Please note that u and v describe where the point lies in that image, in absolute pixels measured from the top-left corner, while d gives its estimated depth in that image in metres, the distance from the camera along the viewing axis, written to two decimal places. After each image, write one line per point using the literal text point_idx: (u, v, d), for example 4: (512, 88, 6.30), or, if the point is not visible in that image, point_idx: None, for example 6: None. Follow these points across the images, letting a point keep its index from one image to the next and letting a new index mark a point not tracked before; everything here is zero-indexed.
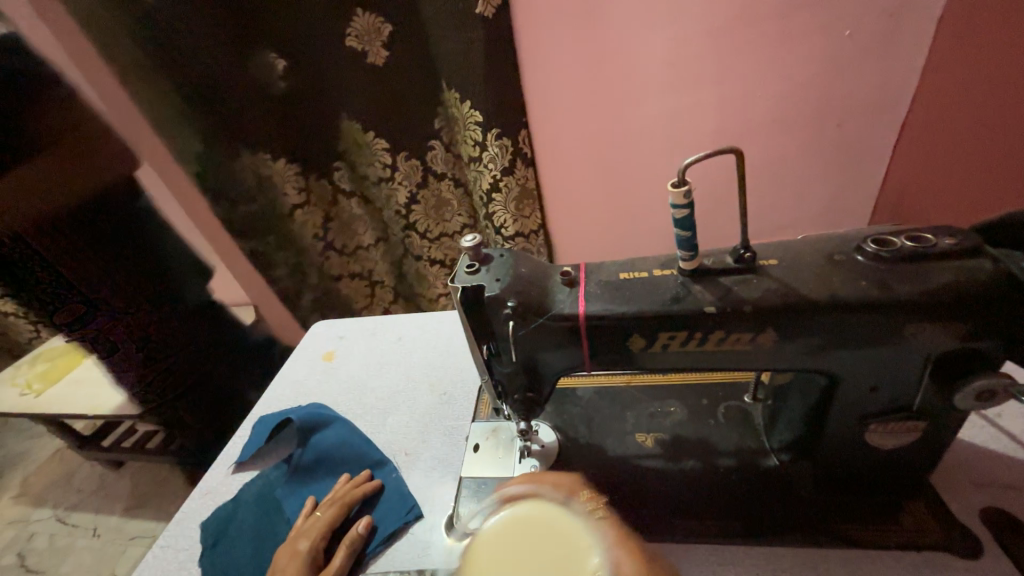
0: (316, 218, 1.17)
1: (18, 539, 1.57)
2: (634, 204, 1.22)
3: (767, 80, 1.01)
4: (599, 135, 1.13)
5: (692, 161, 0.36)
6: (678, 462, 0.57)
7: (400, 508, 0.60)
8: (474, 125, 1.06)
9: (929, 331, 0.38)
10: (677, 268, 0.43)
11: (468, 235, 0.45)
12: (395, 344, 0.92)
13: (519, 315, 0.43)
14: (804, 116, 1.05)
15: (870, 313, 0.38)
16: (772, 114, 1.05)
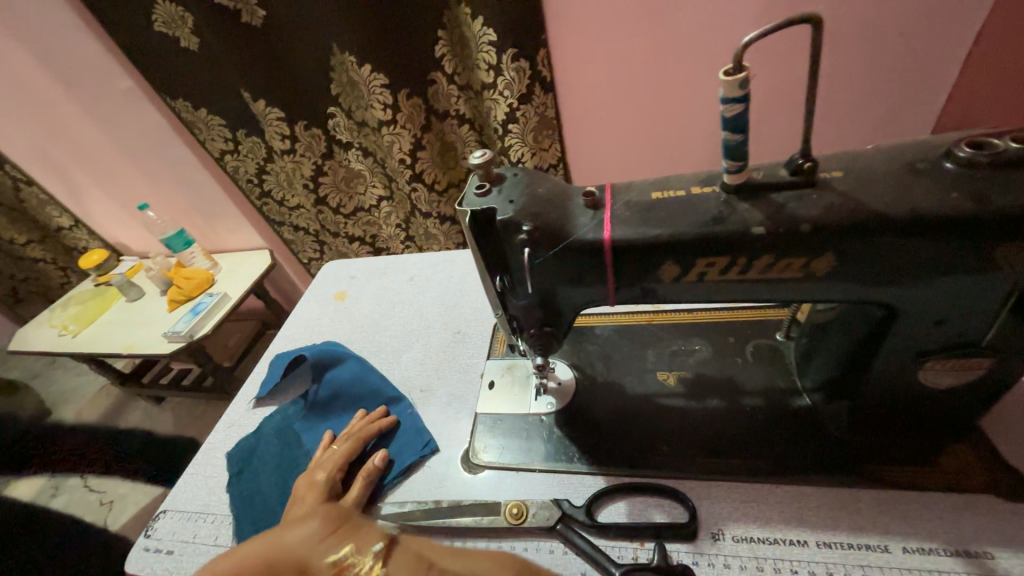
0: (304, 168, 1.19)
1: (80, 463, 1.87)
2: (660, 133, 1.14)
3: None
4: (627, 53, 1.01)
5: (749, 42, 0.30)
6: (702, 401, 0.55)
7: (417, 443, 0.60)
8: (488, 46, 0.95)
9: (1019, 254, 0.33)
10: (719, 184, 0.37)
11: (477, 151, 0.40)
12: (406, 284, 0.89)
13: (537, 241, 0.38)
14: (866, 22, 0.89)
15: (950, 230, 0.33)
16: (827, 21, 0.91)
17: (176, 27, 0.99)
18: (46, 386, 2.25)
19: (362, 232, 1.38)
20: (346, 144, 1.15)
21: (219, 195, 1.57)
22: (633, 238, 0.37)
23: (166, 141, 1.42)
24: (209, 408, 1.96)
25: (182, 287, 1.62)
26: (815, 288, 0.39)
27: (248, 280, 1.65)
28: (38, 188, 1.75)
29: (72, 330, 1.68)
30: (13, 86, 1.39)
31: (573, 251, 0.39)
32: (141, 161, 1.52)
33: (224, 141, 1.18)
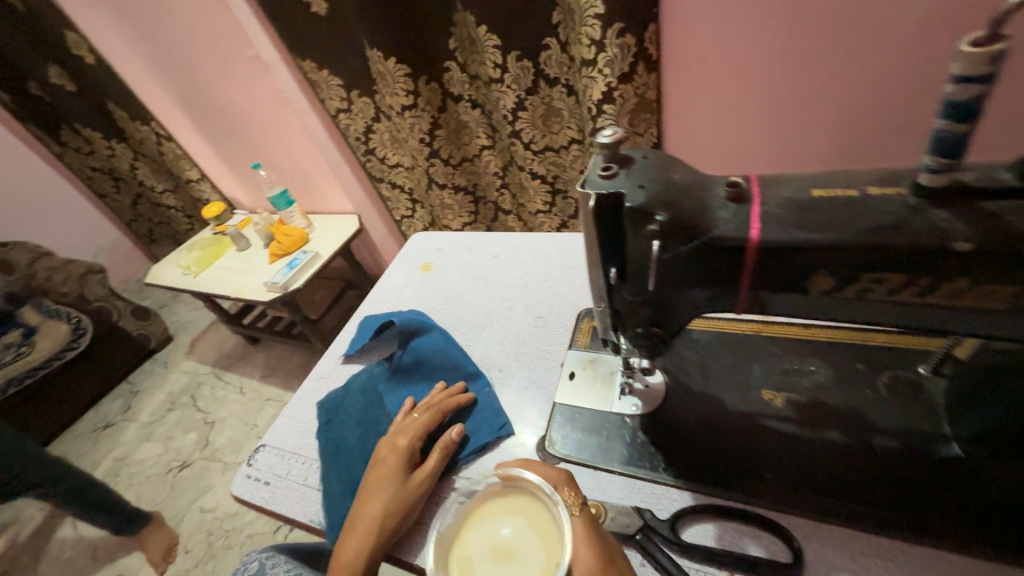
0: (422, 123, 1.34)
1: (192, 385, 2.20)
2: (776, 129, 1.01)
3: None
4: (755, 32, 0.89)
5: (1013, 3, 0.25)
6: (817, 431, 0.48)
7: (492, 423, 0.60)
8: (593, 19, 0.90)
9: None
10: (906, 185, 0.31)
11: (608, 129, 0.36)
12: (491, 262, 0.89)
13: (668, 234, 0.34)
14: None
15: None
16: None
17: None
18: (170, 316, 2.65)
19: (467, 181, 1.55)
20: (457, 97, 1.34)
21: (318, 160, 1.69)
22: (786, 243, 0.32)
23: (277, 107, 1.55)
24: (295, 353, 2.18)
25: (282, 242, 1.78)
26: (1015, 318, 0.32)
27: (338, 240, 1.77)
28: (175, 144, 2.05)
29: (193, 271, 1.94)
30: (165, 52, 1.59)
31: (702, 249, 0.34)
32: (256, 124, 1.67)
33: (340, 101, 1.37)
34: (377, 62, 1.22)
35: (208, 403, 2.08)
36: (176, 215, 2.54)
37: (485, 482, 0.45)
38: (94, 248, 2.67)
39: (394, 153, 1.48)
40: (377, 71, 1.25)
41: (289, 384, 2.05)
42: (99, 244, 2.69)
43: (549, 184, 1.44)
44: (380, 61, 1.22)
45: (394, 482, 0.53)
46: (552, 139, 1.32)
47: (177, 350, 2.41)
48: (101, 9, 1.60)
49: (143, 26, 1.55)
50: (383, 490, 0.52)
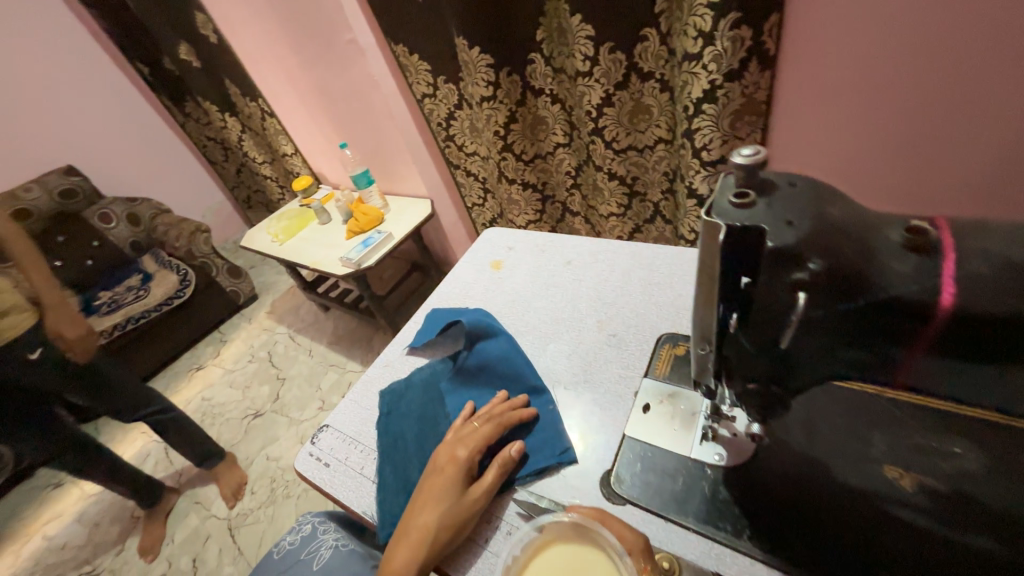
0: (500, 115, 1.32)
1: (269, 341, 2.40)
2: (916, 151, 0.86)
3: None
4: (906, 29, 0.75)
5: None
6: (961, 531, 0.39)
7: (553, 447, 0.56)
8: (703, 11, 0.83)
9: None
10: None
11: (748, 146, 0.30)
12: (564, 268, 0.84)
13: (818, 285, 0.27)
14: None
15: None
16: None
17: None
18: (257, 276, 2.91)
19: (536, 178, 1.51)
20: (539, 91, 1.29)
21: (399, 144, 1.73)
22: (995, 315, 0.25)
23: (366, 91, 1.60)
24: (360, 325, 2.30)
25: (359, 220, 1.86)
26: None
27: (410, 223, 1.82)
28: (276, 120, 2.21)
29: (279, 239, 2.09)
30: (275, 34, 1.70)
31: (860, 304, 0.28)
32: (347, 105, 1.75)
33: (426, 85, 1.38)
34: (462, 51, 1.21)
35: (281, 360, 2.27)
36: (270, 185, 2.75)
37: (556, 520, 0.44)
38: (202, 208, 2.98)
39: (473, 142, 1.47)
40: (463, 60, 1.24)
41: (353, 354, 2.16)
42: (206, 205, 3.01)
43: (627, 186, 1.36)
44: (466, 51, 1.20)
45: (449, 495, 0.51)
46: (638, 137, 1.23)
47: (260, 309, 2.64)
48: None
49: (258, 8, 1.66)
50: (438, 501, 0.51)
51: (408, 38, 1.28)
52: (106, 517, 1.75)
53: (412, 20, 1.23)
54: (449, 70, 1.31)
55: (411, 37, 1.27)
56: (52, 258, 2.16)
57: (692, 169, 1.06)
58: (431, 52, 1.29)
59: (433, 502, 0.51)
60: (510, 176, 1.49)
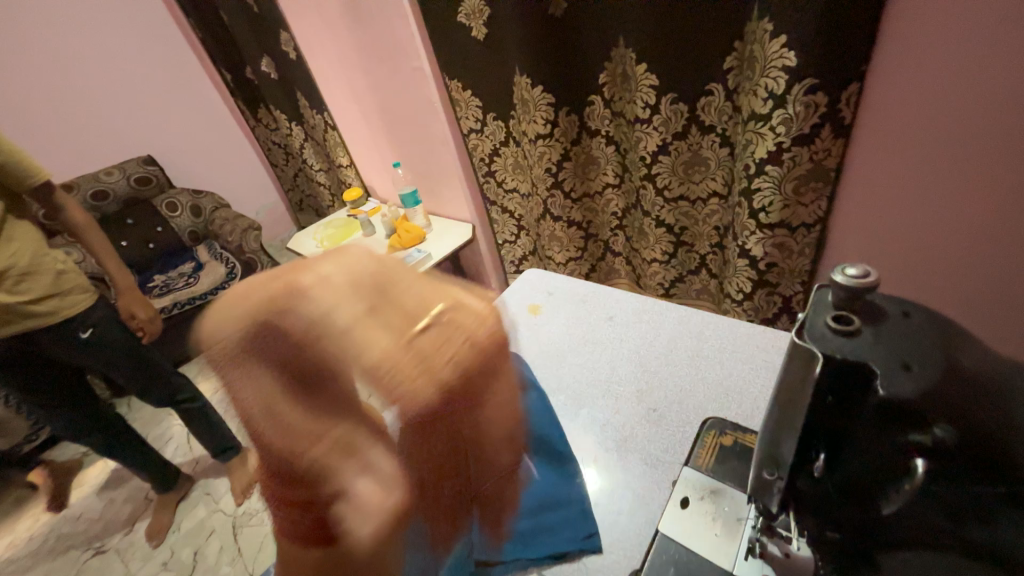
0: (553, 152, 1.33)
1: None
2: (990, 233, 0.83)
3: None
4: (997, 113, 0.72)
5: None
6: None
7: (577, 529, 0.52)
8: (777, 73, 0.80)
9: None
10: None
11: (853, 266, 0.27)
12: (604, 323, 0.81)
13: (938, 454, 0.26)
14: None
15: None
16: None
17: (475, 18, 1.20)
18: None
19: (581, 217, 1.50)
20: (594, 132, 1.29)
21: (448, 167, 1.76)
22: None
23: (424, 115, 1.66)
24: None
25: (401, 237, 1.89)
26: None
27: (450, 245, 1.84)
28: (337, 133, 2.32)
29: (324, 246, 2.16)
30: (348, 57, 1.81)
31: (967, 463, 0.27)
32: (404, 127, 1.81)
33: (474, 121, 1.46)
34: (522, 89, 1.24)
35: None
36: (322, 192, 2.89)
37: None
38: (258, 206, 3.15)
39: (513, 178, 1.52)
40: (522, 96, 1.26)
41: None
42: (262, 204, 3.17)
43: (674, 236, 1.32)
44: (526, 89, 1.23)
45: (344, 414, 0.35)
46: (692, 189, 1.19)
47: None
48: (307, 14, 1.87)
49: (336, 31, 1.76)
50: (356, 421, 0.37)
51: (471, 72, 1.33)
52: (122, 494, 1.79)
53: (477, 58, 1.29)
54: (506, 106, 1.34)
55: (474, 73, 1.32)
56: (118, 239, 2.31)
57: (747, 229, 1.00)
58: (491, 86, 1.32)
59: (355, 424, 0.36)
60: (553, 214, 1.48)
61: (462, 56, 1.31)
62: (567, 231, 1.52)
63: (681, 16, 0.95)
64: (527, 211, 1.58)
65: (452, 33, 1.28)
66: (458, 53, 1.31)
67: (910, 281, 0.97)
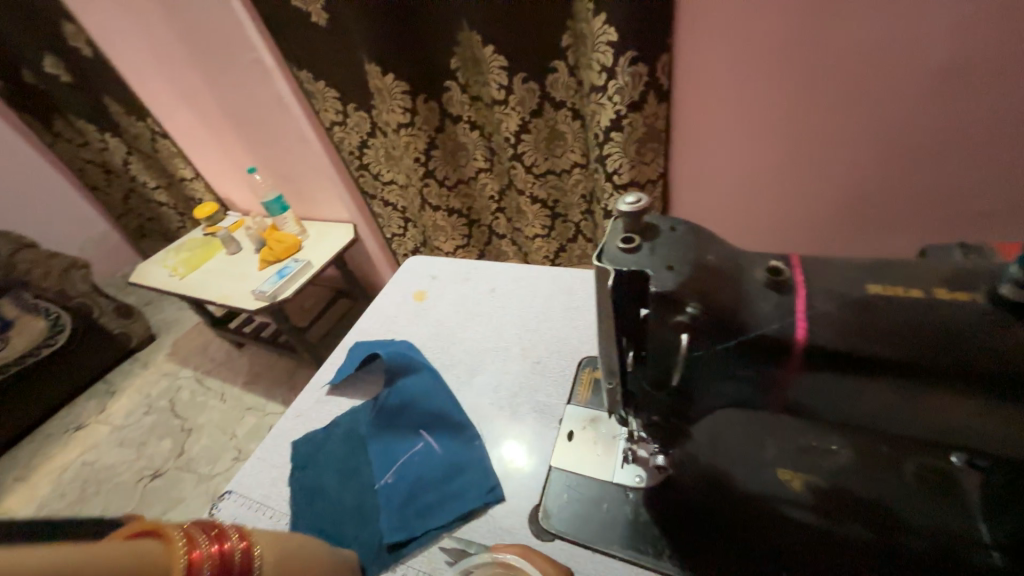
0: (419, 141, 1.31)
1: (170, 388, 2.13)
2: (780, 173, 1.03)
3: None
4: (768, 73, 0.89)
5: None
6: (837, 522, 0.44)
7: (481, 485, 0.56)
8: (605, 46, 0.88)
9: None
10: (976, 293, 0.27)
11: (630, 195, 0.32)
12: (488, 296, 0.84)
13: (701, 330, 0.29)
14: None
15: None
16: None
17: (310, 2, 1.11)
18: (154, 314, 2.59)
19: (461, 204, 1.52)
20: (456, 117, 1.30)
21: (313, 167, 1.64)
22: (839, 350, 0.28)
23: (273, 113, 1.51)
24: (280, 361, 2.12)
25: (273, 248, 1.72)
26: None
27: (331, 250, 1.72)
28: (169, 141, 2.05)
29: (179, 273, 1.87)
30: (166, 52, 1.56)
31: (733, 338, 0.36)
32: (252, 127, 1.63)
33: (335, 113, 1.36)
34: (374, 77, 1.19)
35: (186, 409, 2.01)
36: (167, 212, 2.55)
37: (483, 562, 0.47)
38: (81, 241, 2.59)
39: (386, 171, 1.47)
40: (375, 86, 1.22)
41: (273, 393, 1.99)
42: (86, 237, 2.62)
43: (549, 210, 1.40)
44: (378, 77, 1.18)
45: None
46: (555, 162, 1.28)
47: (158, 351, 2.33)
48: (100, 1, 1.56)
49: (143, 20, 1.50)
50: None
51: (317, 62, 1.24)
52: None
53: (320, 47, 1.20)
54: (363, 96, 1.28)
55: (321, 63, 1.24)
56: None
57: (605, 191, 1.10)
58: (343, 76, 1.25)
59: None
60: (432, 203, 1.47)
61: (302, 45, 1.22)
62: (450, 217, 1.53)
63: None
64: (407, 204, 1.55)
65: (287, 20, 1.18)
66: (298, 42, 1.21)
67: (735, 223, 1.15)
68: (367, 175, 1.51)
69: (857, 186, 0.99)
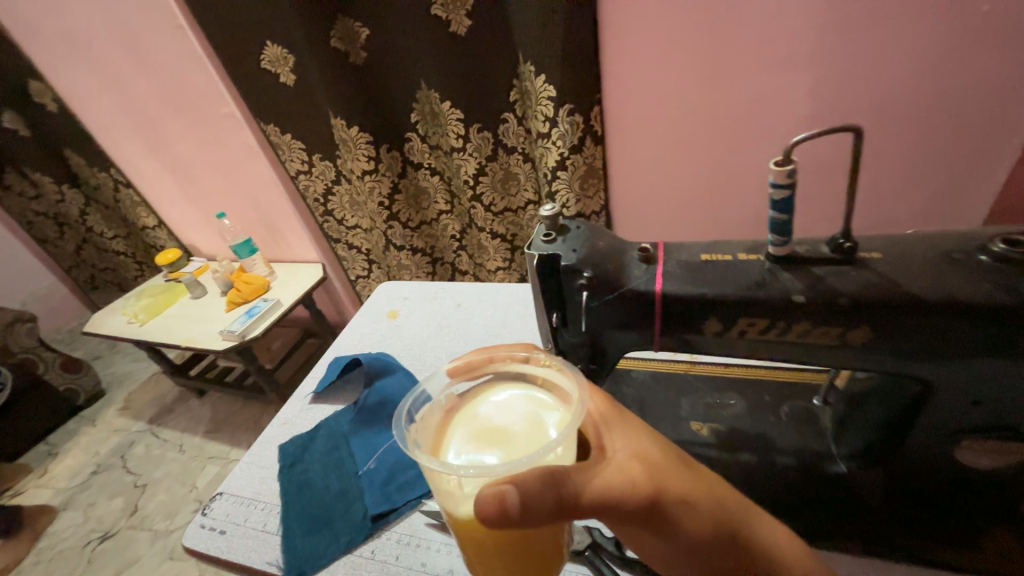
0: (383, 186, 1.45)
1: (122, 444, 2.04)
2: (701, 199, 1.22)
3: (860, 73, 0.95)
4: (678, 117, 1.10)
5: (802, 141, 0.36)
6: (734, 454, 0.57)
7: None
8: (547, 100, 1.07)
9: (991, 364, 0.37)
10: (763, 253, 0.42)
11: (548, 204, 0.46)
12: (454, 310, 0.95)
13: (594, 287, 0.43)
14: (902, 111, 0.97)
15: (965, 319, 0.36)
16: (867, 103, 0.98)
17: (279, 65, 1.26)
18: (104, 368, 2.48)
19: (424, 243, 1.65)
20: (418, 165, 1.46)
21: (283, 212, 1.74)
22: (684, 296, 0.42)
23: (242, 162, 1.62)
24: (244, 406, 2.09)
25: (241, 290, 1.77)
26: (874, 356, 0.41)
27: (300, 289, 1.78)
28: (134, 191, 2.08)
29: (140, 319, 1.86)
30: (139, 107, 1.65)
31: None
32: (221, 175, 1.72)
33: (300, 163, 1.49)
34: (339, 130, 1.33)
35: (141, 464, 1.93)
36: (125, 262, 2.52)
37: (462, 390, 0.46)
38: (24, 295, 2.49)
39: (353, 216, 1.59)
40: (341, 138, 1.36)
41: (237, 439, 1.95)
42: (30, 292, 2.52)
43: (508, 243, 1.55)
44: (343, 130, 1.33)
45: (565, 464, 0.37)
46: (511, 200, 1.44)
47: (108, 407, 2.23)
48: (72, 62, 1.65)
49: (118, 80, 1.60)
50: (621, 426, 0.43)
51: (289, 116, 1.37)
52: None
53: (291, 103, 1.34)
54: (330, 149, 1.42)
55: (293, 117, 1.37)
56: None
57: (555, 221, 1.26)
58: (313, 128, 1.39)
59: (603, 427, 0.43)
60: (397, 241, 1.59)
61: (275, 100, 1.34)
62: (415, 254, 1.65)
63: (470, 61, 1.18)
64: (371, 246, 1.67)
65: (260, 80, 1.31)
66: (269, 99, 1.34)
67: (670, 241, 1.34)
68: (334, 218, 1.62)
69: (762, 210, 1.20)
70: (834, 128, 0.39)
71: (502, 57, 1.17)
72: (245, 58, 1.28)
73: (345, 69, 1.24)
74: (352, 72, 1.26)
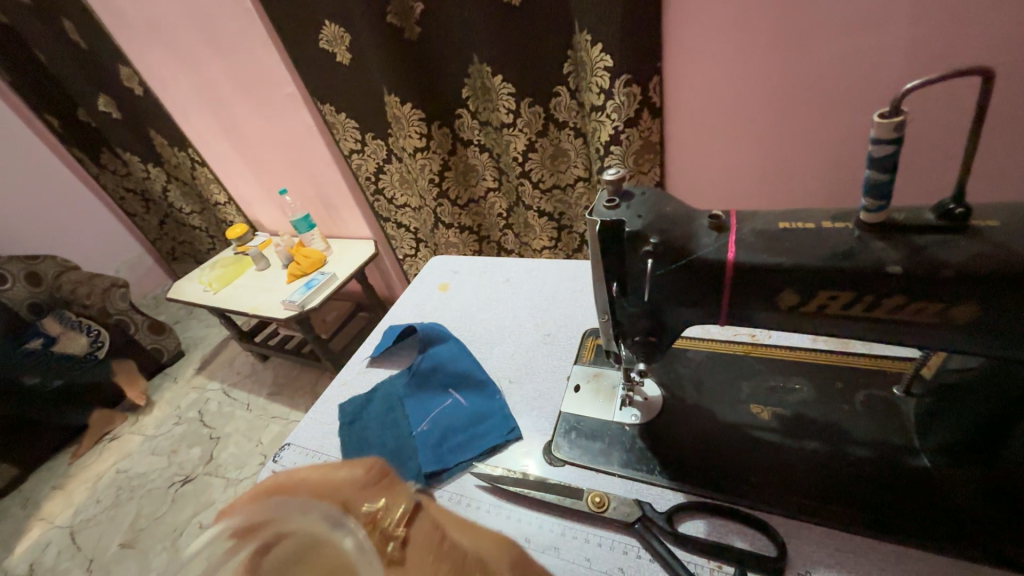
0: (433, 164, 1.47)
1: (198, 400, 2.26)
2: (768, 173, 1.14)
3: (969, 29, 0.83)
4: (746, 85, 1.02)
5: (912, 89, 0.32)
6: (798, 441, 0.54)
7: (502, 427, 0.66)
8: (603, 71, 1.02)
9: None
10: (853, 221, 0.38)
11: (611, 169, 0.44)
12: (503, 285, 0.96)
13: (660, 255, 0.42)
14: (1020, 72, 0.85)
15: None
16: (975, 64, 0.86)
17: (336, 44, 1.29)
18: (183, 332, 2.74)
19: (471, 221, 1.67)
20: (467, 141, 1.46)
21: (338, 189, 1.81)
22: (760, 265, 0.39)
23: (301, 140, 1.69)
24: (302, 372, 2.25)
25: (301, 263, 1.87)
26: (978, 336, 0.37)
27: (354, 263, 1.86)
28: (207, 169, 2.24)
29: (213, 288, 2.03)
30: (211, 89, 1.76)
31: None
32: (283, 153, 1.81)
33: (354, 142, 1.53)
34: (393, 107, 1.36)
35: (214, 419, 2.13)
36: (199, 235, 2.74)
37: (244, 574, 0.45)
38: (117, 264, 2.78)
39: (403, 193, 1.63)
40: (394, 114, 1.38)
41: (296, 402, 2.10)
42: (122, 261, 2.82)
43: (555, 222, 1.53)
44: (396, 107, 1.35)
45: None
46: (560, 177, 1.41)
47: (187, 366, 2.47)
48: (154, 48, 1.78)
49: (193, 63, 1.71)
50: None
51: (345, 94, 1.41)
52: None
53: (347, 81, 1.37)
54: (382, 126, 1.45)
55: (349, 95, 1.41)
56: None
57: None
58: (367, 106, 1.42)
59: None
60: (446, 219, 1.62)
61: (332, 79, 1.38)
62: (463, 231, 1.67)
63: (523, 32, 1.14)
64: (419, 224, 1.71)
65: (318, 59, 1.35)
66: (326, 77, 1.38)
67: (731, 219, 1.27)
68: (386, 195, 1.66)
69: (837, 188, 1.10)
70: (949, 75, 0.34)
71: (557, 27, 1.13)
72: (304, 38, 1.32)
73: (398, 45, 1.25)
74: (404, 49, 1.27)
